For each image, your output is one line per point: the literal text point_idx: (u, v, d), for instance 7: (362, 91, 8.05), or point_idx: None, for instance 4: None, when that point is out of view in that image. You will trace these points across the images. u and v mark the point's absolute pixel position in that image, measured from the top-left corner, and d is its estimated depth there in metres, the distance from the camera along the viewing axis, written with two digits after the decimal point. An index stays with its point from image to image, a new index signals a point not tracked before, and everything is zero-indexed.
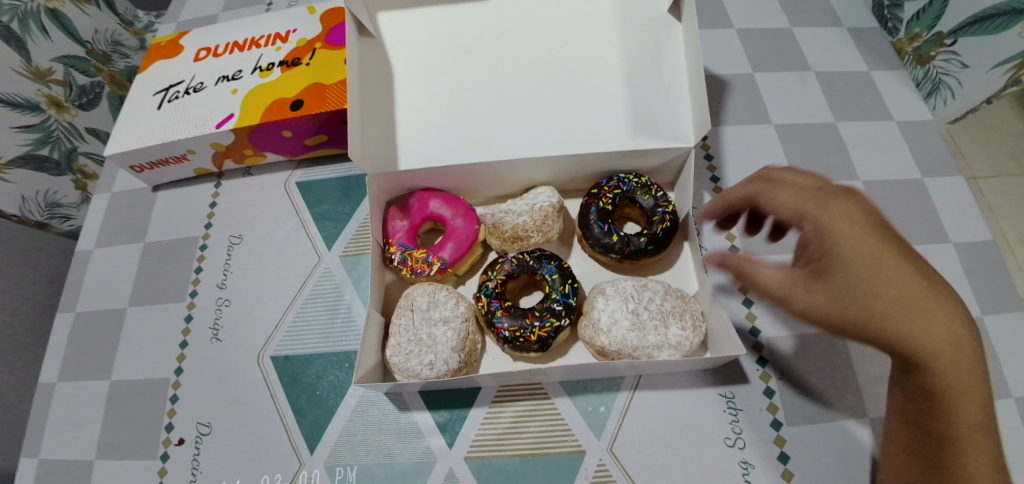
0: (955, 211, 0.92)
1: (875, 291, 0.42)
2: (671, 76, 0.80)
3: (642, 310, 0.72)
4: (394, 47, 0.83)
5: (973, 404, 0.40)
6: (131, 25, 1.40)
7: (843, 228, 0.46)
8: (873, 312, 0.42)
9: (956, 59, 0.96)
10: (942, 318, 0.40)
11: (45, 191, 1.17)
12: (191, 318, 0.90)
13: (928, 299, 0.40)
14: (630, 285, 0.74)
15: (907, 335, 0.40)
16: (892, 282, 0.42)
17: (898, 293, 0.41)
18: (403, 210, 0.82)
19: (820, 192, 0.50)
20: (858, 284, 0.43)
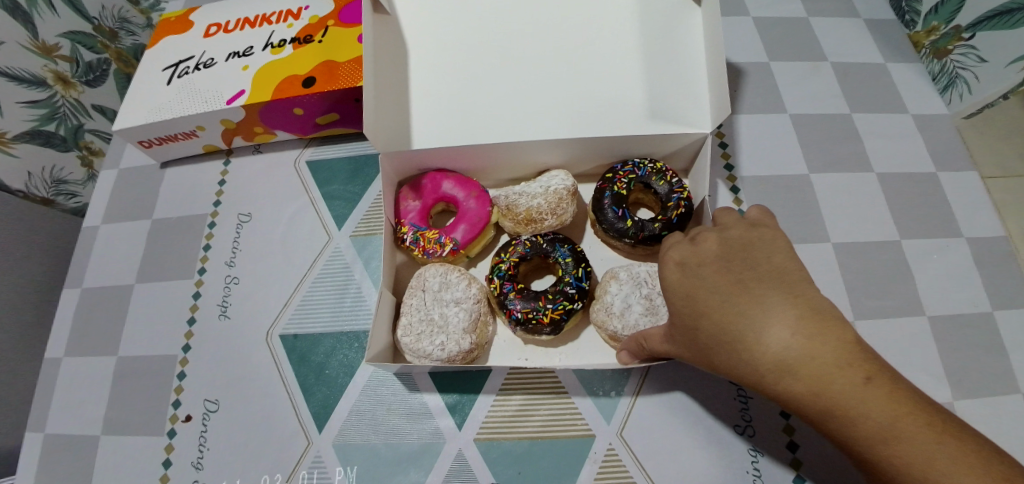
0: (969, 205, 0.92)
1: (703, 331, 0.48)
2: (689, 61, 0.79)
3: (656, 296, 0.71)
4: (408, 25, 0.83)
5: (838, 403, 0.40)
6: (137, 3, 1.37)
7: (670, 280, 0.52)
8: (706, 346, 0.49)
9: (973, 54, 0.96)
10: (755, 340, 0.44)
11: (50, 168, 1.16)
12: (199, 295, 0.89)
13: (727, 337, 0.46)
14: (644, 271, 0.74)
15: (737, 364, 0.46)
16: (709, 320, 0.47)
17: (713, 334, 0.47)
18: (415, 190, 0.81)
19: (670, 242, 0.56)
20: (692, 335, 0.50)
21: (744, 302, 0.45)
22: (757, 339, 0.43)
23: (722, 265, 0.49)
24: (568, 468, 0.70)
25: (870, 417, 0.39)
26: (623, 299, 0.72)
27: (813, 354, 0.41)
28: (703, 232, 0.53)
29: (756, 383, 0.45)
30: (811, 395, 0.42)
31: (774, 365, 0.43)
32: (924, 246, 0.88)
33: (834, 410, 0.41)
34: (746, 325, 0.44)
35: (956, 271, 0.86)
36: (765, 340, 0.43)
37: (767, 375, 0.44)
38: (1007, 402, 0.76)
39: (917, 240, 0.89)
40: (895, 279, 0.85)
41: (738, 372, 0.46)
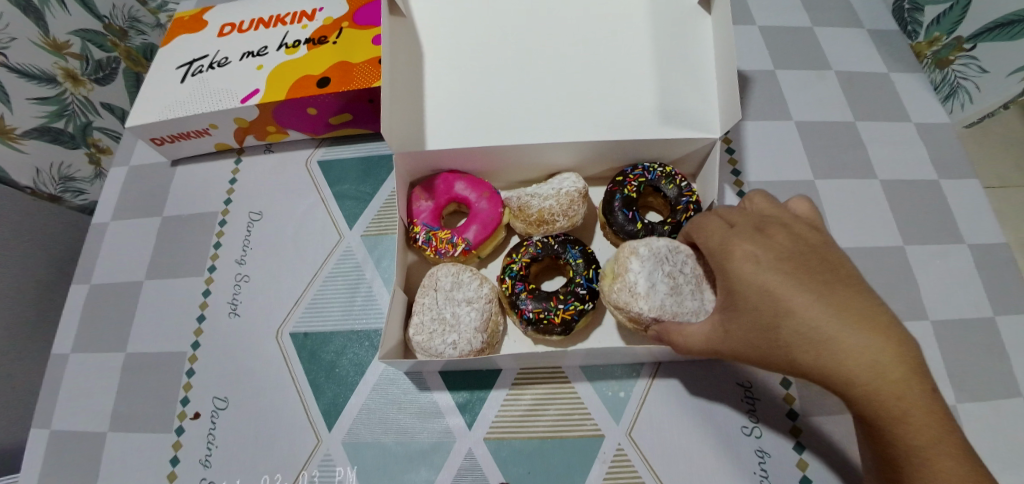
0: (972, 213, 0.93)
1: (778, 325, 0.47)
2: (700, 68, 0.80)
3: (678, 273, 0.69)
4: (424, 28, 0.84)
5: (912, 411, 0.41)
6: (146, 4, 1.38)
7: (743, 271, 0.51)
8: (780, 343, 0.47)
9: (974, 64, 0.98)
10: (845, 338, 0.43)
11: (58, 165, 1.17)
12: (209, 292, 0.90)
13: (816, 336, 0.44)
14: (663, 245, 0.70)
15: (816, 362, 0.44)
16: (790, 313, 0.46)
17: (794, 331, 0.46)
18: (428, 191, 0.82)
19: (728, 232, 0.56)
20: (762, 329, 0.48)
21: (836, 303, 0.45)
22: (851, 340, 0.43)
23: (804, 265, 0.49)
24: (577, 468, 0.71)
25: (933, 427, 0.41)
26: (646, 277, 0.69)
27: (902, 359, 0.42)
28: (769, 229, 0.54)
29: (830, 386, 0.45)
30: (886, 403, 0.42)
31: (863, 367, 0.42)
32: (928, 252, 0.90)
33: (909, 419, 0.41)
34: (841, 326, 0.43)
35: (959, 278, 0.87)
36: (858, 343, 0.42)
37: (846, 377, 0.43)
38: (1010, 406, 0.77)
39: (921, 247, 0.90)
40: (900, 285, 0.86)
41: (816, 372, 0.45)
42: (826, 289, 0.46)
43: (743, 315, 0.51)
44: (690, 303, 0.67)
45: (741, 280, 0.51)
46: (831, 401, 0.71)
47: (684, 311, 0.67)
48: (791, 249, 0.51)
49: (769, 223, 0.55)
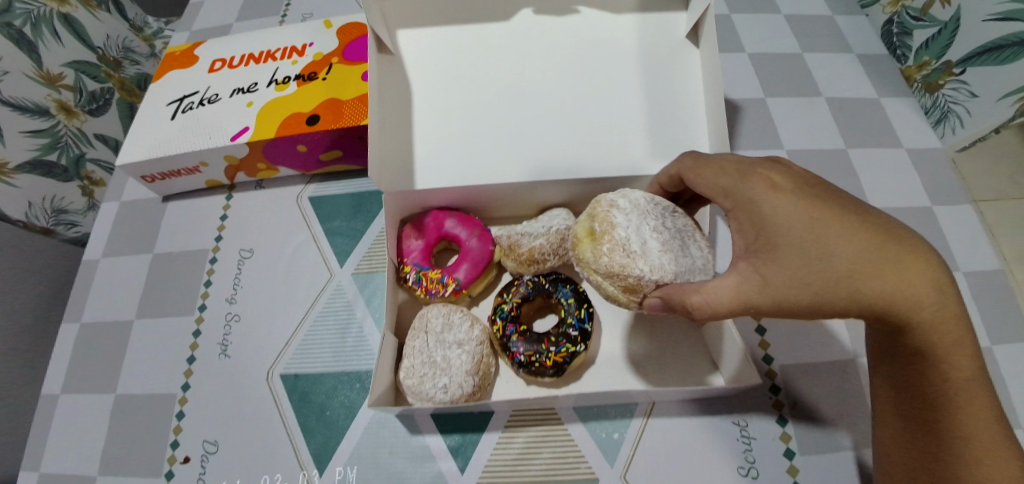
0: (966, 239, 0.93)
1: (838, 254, 0.48)
2: (687, 103, 0.81)
3: (662, 229, 0.65)
4: (413, 65, 0.84)
5: (951, 325, 0.48)
6: (141, 31, 1.41)
7: (785, 202, 0.51)
8: (843, 273, 0.47)
9: (964, 88, 0.97)
10: (902, 258, 0.48)
11: (51, 198, 1.16)
12: (199, 332, 0.89)
13: (883, 277, 0.47)
14: (636, 201, 0.68)
15: (881, 286, 0.47)
16: (849, 242, 0.48)
17: (857, 257, 0.48)
18: (418, 229, 0.81)
19: (745, 166, 0.57)
20: (826, 270, 0.48)
21: (890, 244, 0.48)
22: (909, 260, 0.48)
23: (845, 208, 0.51)
24: None
25: (960, 337, 0.49)
26: (635, 232, 0.65)
27: (941, 277, 0.48)
28: (789, 174, 0.55)
29: (890, 310, 0.48)
30: (934, 320, 0.48)
31: (921, 285, 0.47)
32: None
33: (947, 333, 0.48)
34: (892, 249, 0.48)
35: None
36: (918, 279, 0.47)
37: (904, 297, 0.47)
38: None
39: None
40: None
41: (880, 296, 0.47)
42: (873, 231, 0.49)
43: (794, 265, 0.49)
44: (683, 260, 0.63)
45: (794, 229, 0.50)
46: (823, 438, 0.71)
47: (684, 270, 0.62)
48: (824, 194, 0.52)
49: (783, 169, 0.56)
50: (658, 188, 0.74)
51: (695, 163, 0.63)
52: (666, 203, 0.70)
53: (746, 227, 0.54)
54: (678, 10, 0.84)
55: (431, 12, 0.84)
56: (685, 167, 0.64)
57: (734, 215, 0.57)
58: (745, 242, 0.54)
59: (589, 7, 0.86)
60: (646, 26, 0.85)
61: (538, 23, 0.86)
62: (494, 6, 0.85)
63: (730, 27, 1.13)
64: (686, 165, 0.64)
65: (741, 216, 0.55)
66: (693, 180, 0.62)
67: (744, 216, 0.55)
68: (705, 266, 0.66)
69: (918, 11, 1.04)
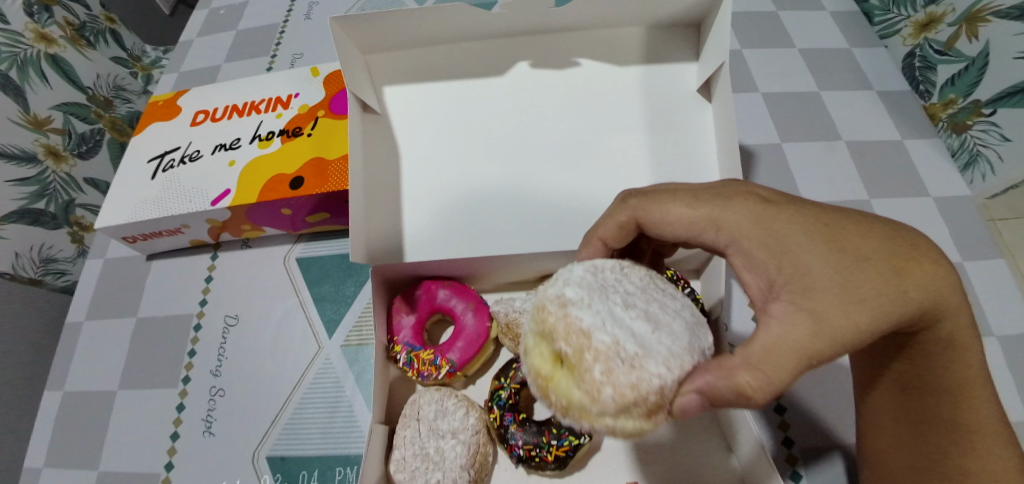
0: (999, 298, 0.86)
1: (872, 255, 0.41)
2: (697, 167, 0.74)
3: (629, 297, 0.47)
4: (401, 124, 0.77)
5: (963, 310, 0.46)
6: (138, 60, 1.40)
7: (785, 215, 0.44)
8: (887, 274, 0.40)
9: (995, 131, 0.90)
10: (913, 243, 0.44)
11: (39, 246, 1.10)
12: (183, 406, 0.85)
13: (919, 267, 0.41)
14: (579, 277, 0.49)
15: (922, 278, 0.41)
16: (869, 240, 0.42)
17: (884, 250, 0.42)
18: (409, 303, 0.75)
19: (713, 190, 0.50)
20: (872, 277, 0.40)
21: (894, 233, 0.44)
22: (921, 244, 0.44)
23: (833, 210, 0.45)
24: None
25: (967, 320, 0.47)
26: (610, 319, 0.45)
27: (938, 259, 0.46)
28: (760, 193, 0.48)
29: (933, 305, 0.42)
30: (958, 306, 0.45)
31: (941, 268, 0.43)
32: None
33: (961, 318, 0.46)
34: (899, 236, 0.44)
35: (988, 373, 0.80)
36: (939, 261, 0.43)
37: (940, 287, 0.42)
38: None
39: None
40: None
41: (928, 291, 0.41)
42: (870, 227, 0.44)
43: (842, 282, 0.40)
44: (677, 325, 0.46)
45: (819, 247, 0.41)
46: None
47: (692, 343, 0.45)
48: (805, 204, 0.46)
49: (747, 189, 0.49)
50: (597, 243, 0.57)
51: (651, 201, 0.52)
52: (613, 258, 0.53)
53: (761, 257, 0.44)
54: (689, 59, 0.76)
55: (419, 67, 0.77)
56: (637, 210, 0.53)
57: (736, 253, 0.47)
58: (766, 278, 0.43)
59: (590, 59, 0.78)
60: (654, 77, 0.77)
61: (536, 77, 0.78)
62: (488, 60, 0.78)
63: (741, 63, 1.07)
64: (638, 207, 0.53)
65: (749, 247, 0.45)
66: (654, 220, 0.52)
67: (747, 242, 0.45)
68: (693, 315, 0.49)
69: (943, 45, 0.97)
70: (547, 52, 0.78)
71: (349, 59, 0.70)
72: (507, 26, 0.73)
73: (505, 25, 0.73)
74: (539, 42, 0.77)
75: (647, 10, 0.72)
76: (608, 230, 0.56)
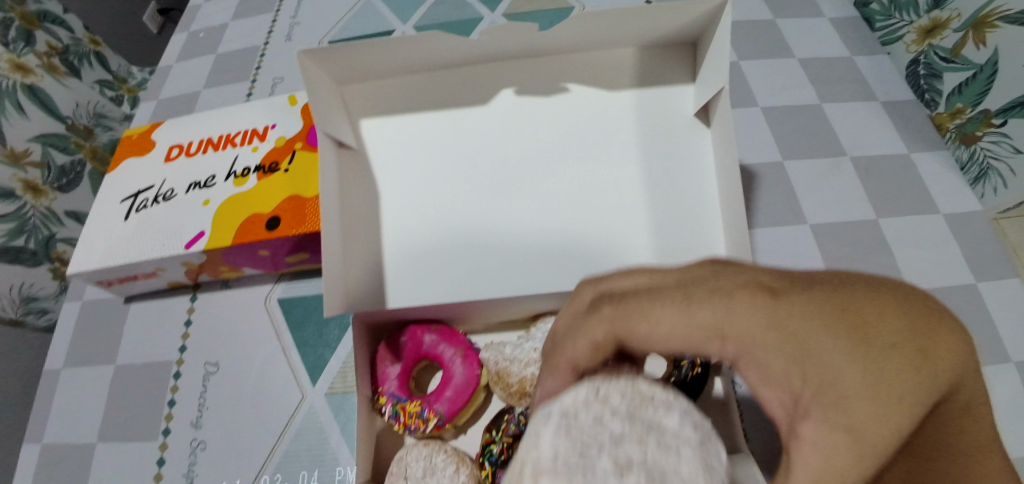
0: (1018, 322, 0.81)
1: (891, 341, 0.32)
2: (697, 198, 0.68)
3: (620, 454, 0.34)
4: (378, 159, 0.71)
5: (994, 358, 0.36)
6: (125, 82, 1.37)
7: (780, 316, 0.36)
8: (916, 367, 0.31)
9: (1005, 143, 0.84)
10: (925, 302, 0.34)
11: (19, 285, 1.05)
12: (163, 461, 0.81)
13: (946, 336, 0.32)
14: (552, 450, 0.36)
15: (954, 351, 0.32)
16: (881, 318, 0.33)
17: (902, 329, 0.32)
18: (393, 351, 0.71)
19: (683, 290, 0.42)
20: (902, 376, 0.31)
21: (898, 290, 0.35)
22: (931, 300, 0.34)
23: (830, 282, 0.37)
24: None
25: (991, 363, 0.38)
26: None
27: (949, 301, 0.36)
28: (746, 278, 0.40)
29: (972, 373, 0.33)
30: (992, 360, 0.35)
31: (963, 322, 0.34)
32: None
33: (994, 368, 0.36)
34: (905, 296, 0.34)
35: (1008, 406, 0.76)
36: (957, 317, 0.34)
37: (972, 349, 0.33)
38: None
39: None
40: None
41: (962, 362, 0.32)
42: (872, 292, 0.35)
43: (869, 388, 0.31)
44: (687, 474, 0.34)
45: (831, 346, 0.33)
46: None
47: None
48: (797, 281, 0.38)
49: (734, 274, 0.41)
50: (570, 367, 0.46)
51: (620, 314, 0.44)
52: (584, 389, 0.39)
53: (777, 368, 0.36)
54: (686, 82, 0.70)
55: (397, 97, 0.71)
56: (609, 326, 0.44)
57: (749, 362, 0.39)
58: (786, 396, 0.36)
59: (579, 83, 0.72)
60: (651, 100, 0.71)
61: (521, 104, 0.72)
62: (470, 87, 0.71)
63: (739, 77, 1.03)
64: (610, 323, 0.44)
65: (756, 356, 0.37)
66: (629, 336, 0.43)
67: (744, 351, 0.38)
68: (695, 424, 0.38)
69: (948, 52, 0.92)
70: (534, 77, 0.71)
71: (321, 92, 0.64)
72: (490, 50, 0.67)
73: (488, 49, 0.67)
74: (524, 67, 0.71)
75: (639, 29, 0.66)
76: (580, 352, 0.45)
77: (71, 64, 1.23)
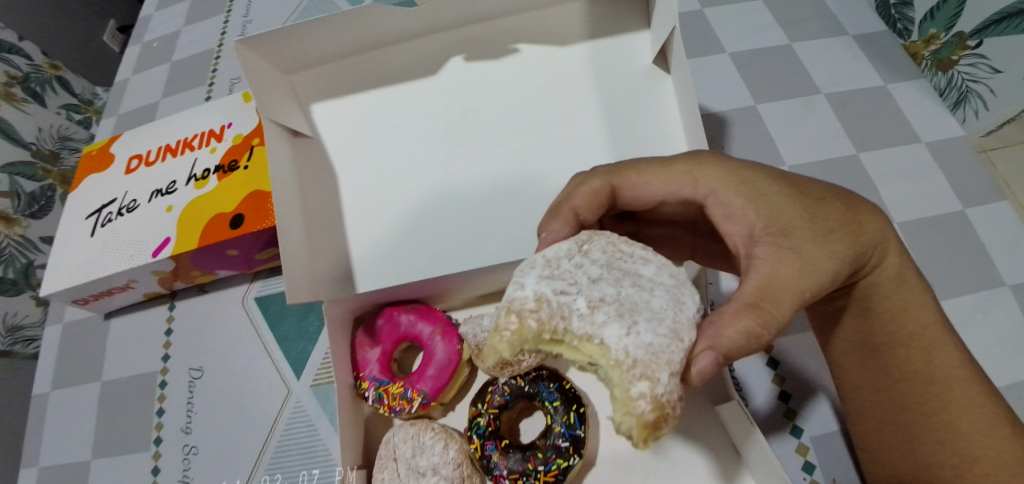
0: (1010, 244, 0.78)
1: (812, 190, 0.52)
2: (663, 143, 0.66)
3: (597, 293, 0.49)
4: (334, 143, 0.72)
5: (921, 312, 0.57)
6: (91, 104, 1.48)
7: (748, 162, 0.55)
8: (833, 199, 0.52)
9: (983, 63, 0.85)
10: (839, 194, 0.54)
11: (4, 314, 1.14)
12: (158, 470, 0.79)
13: (859, 214, 0.53)
14: (536, 291, 0.49)
15: (849, 213, 0.52)
16: (806, 181, 0.54)
17: (821, 194, 0.53)
18: (372, 335, 0.70)
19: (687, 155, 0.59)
20: (815, 197, 0.52)
21: (847, 195, 0.55)
22: (855, 200, 0.55)
23: (823, 188, 0.54)
24: None
25: (925, 315, 0.57)
26: (623, 314, 0.47)
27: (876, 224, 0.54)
28: (756, 164, 0.55)
29: (857, 229, 0.51)
30: (910, 311, 0.57)
31: (866, 218, 0.53)
32: (964, 305, 0.75)
33: (917, 331, 0.56)
34: (831, 189, 0.54)
35: (1007, 332, 0.73)
36: (871, 217, 0.54)
37: (862, 222, 0.53)
38: None
39: (954, 300, 0.76)
40: None
41: (858, 225, 0.52)
42: (843, 199, 0.53)
43: (815, 220, 0.49)
44: (658, 305, 0.48)
45: (776, 195, 0.51)
46: None
47: (678, 322, 0.47)
48: (797, 178, 0.54)
49: (753, 164, 0.55)
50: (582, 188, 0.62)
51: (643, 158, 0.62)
52: (571, 243, 0.54)
53: (741, 203, 0.52)
54: (641, 28, 0.68)
55: (345, 79, 0.71)
56: (628, 163, 0.61)
57: (717, 202, 0.54)
58: (735, 185, 0.53)
59: (531, 43, 0.71)
60: (605, 51, 0.69)
61: (472, 72, 0.71)
62: (418, 61, 0.71)
63: (705, 26, 1.00)
64: (630, 163, 0.61)
65: (725, 167, 0.54)
66: (641, 163, 0.60)
67: (726, 166, 0.55)
68: (671, 274, 0.52)
69: None
70: (481, 44, 0.71)
71: (264, 81, 0.63)
72: (433, 19, 0.66)
73: (429, 19, 0.66)
74: (472, 34, 0.70)
75: None
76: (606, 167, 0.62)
77: (34, 90, 1.33)
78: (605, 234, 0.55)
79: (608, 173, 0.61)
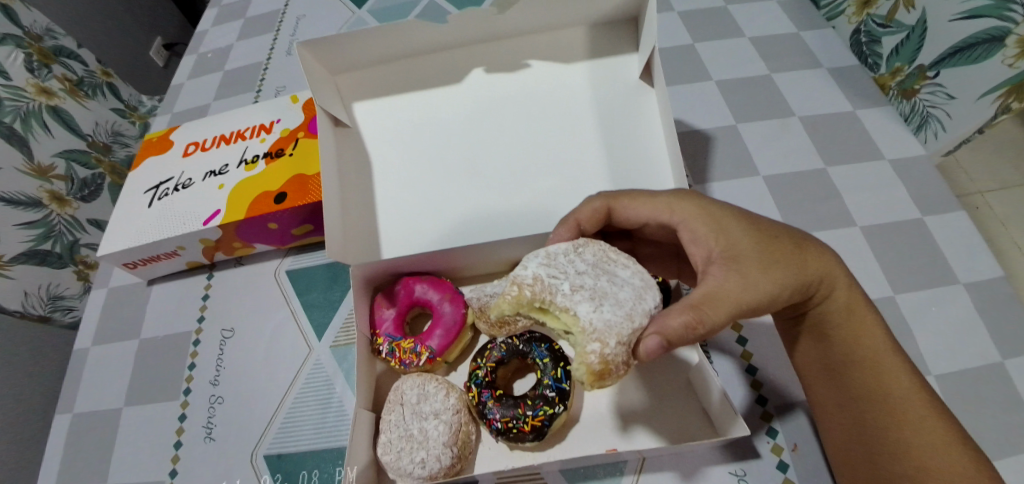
0: (963, 248, 0.87)
1: (772, 230, 0.59)
2: (648, 145, 0.77)
3: (579, 281, 0.59)
4: (372, 135, 0.84)
5: (874, 338, 0.61)
6: (135, 110, 1.63)
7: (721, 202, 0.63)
8: (790, 240, 0.59)
9: (940, 92, 0.92)
10: (797, 235, 0.61)
11: (48, 285, 1.24)
12: (185, 416, 0.87)
13: (810, 252, 0.59)
14: (535, 272, 0.59)
15: (800, 251, 0.59)
16: (769, 221, 0.61)
17: (778, 234, 0.59)
18: (390, 298, 0.80)
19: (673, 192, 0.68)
20: (773, 237, 0.58)
21: (805, 237, 0.61)
22: (811, 242, 0.61)
23: (784, 228, 0.61)
24: None
25: (878, 342, 0.61)
26: (594, 298, 0.57)
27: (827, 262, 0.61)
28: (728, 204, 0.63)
29: (804, 264, 0.58)
30: (861, 337, 0.61)
31: (817, 256, 0.60)
32: (921, 300, 0.84)
33: (869, 354, 0.60)
34: (791, 231, 0.61)
35: (960, 325, 0.81)
36: (824, 257, 0.60)
37: (812, 260, 0.59)
38: None
39: (912, 295, 0.84)
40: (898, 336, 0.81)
41: (807, 262, 0.58)
42: (799, 241, 0.60)
43: (765, 253, 0.56)
44: (624, 296, 0.58)
45: (735, 230, 0.58)
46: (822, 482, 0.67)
47: (635, 309, 0.57)
48: (762, 219, 0.61)
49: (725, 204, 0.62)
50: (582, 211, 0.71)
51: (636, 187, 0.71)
52: (571, 245, 0.64)
53: (705, 233, 0.59)
54: (631, 50, 0.81)
55: (384, 82, 0.84)
56: (623, 191, 0.70)
57: (687, 231, 0.62)
58: (704, 220, 0.60)
59: (540, 59, 0.84)
60: (601, 69, 0.82)
61: (489, 81, 0.84)
62: (444, 71, 0.84)
63: (695, 57, 1.14)
64: (625, 190, 0.70)
65: (699, 203, 0.62)
66: (632, 193, 0.69)
67: (699, 203, 0.62)
68: (643, 279, 0.61)
69: (884, 18, 1.00)
70: (498, 58, 0.84)
71: (318, 79, 0.76)
72: (460, 36, 0.79)
73: (456, 37, 0.79)
74: (490, 51, 0.83)
75: (584, 8, 0.77)
76: (604, 193, 0.71)
77: (88, 92, 1.46)
78: (599, 245, 0.64)
79: (605, 198, 0.70)
